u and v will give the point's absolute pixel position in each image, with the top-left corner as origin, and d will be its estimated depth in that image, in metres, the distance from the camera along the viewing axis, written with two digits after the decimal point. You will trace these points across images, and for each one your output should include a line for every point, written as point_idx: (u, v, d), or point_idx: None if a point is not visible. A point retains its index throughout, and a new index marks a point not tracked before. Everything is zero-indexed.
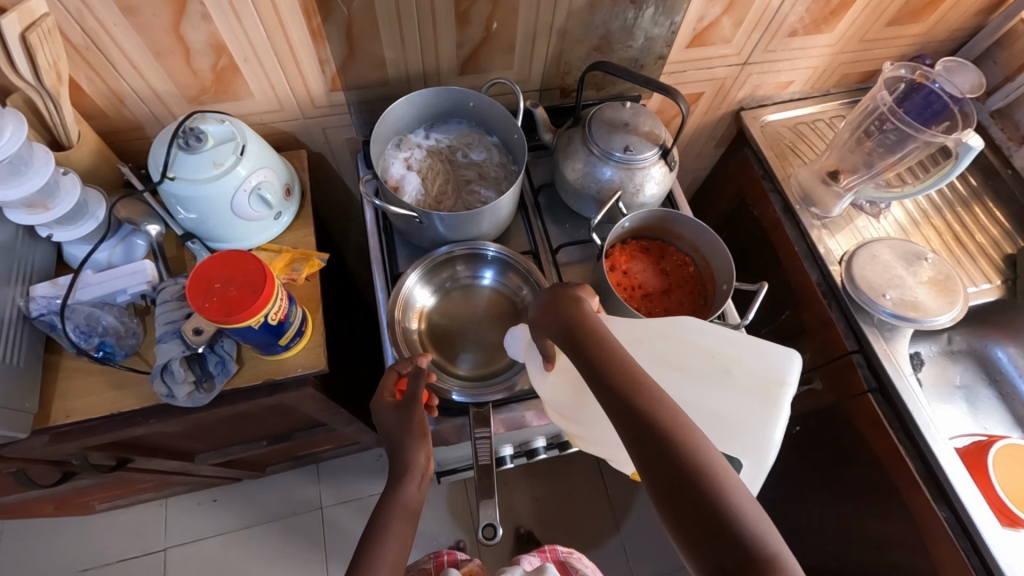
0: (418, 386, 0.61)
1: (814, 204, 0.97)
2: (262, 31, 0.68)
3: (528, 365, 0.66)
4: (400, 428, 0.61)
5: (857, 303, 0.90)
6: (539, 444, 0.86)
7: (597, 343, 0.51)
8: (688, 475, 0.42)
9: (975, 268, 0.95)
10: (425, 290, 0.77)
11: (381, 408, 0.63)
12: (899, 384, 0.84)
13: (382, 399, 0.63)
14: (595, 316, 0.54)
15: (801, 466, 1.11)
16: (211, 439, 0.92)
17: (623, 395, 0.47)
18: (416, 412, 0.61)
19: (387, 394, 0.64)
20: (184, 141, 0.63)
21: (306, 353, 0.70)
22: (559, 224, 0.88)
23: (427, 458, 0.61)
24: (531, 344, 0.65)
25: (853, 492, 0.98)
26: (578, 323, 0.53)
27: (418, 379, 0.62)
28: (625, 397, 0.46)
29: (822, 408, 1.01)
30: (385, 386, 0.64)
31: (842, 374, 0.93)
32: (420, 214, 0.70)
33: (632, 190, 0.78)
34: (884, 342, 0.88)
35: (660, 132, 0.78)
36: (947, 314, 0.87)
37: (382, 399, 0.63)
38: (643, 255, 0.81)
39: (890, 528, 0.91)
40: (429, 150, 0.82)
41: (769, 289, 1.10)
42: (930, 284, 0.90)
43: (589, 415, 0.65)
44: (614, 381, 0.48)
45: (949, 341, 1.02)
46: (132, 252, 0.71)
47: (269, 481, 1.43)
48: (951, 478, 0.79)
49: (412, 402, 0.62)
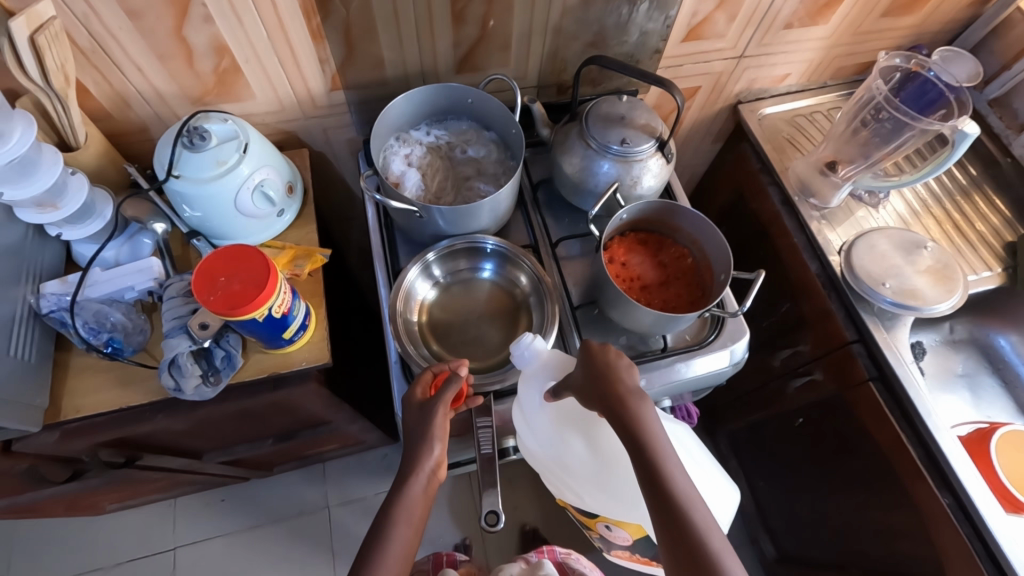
0: (450, 395, 0.62)
1: (812, 195, 0.98)
2: (262, 31, 0.70)
3: (529, 382, 0.66)
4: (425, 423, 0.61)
5: (857, 293, 0.90)
6: None
7: (646, 437, 0.53)
8: (699, 555, 0.48)
9: (976, 256, 0.95)
10: (426, 283, 0.78)
11: (410, 401, 0.63)
12: (901, 372, 0.85)
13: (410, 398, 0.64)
14: (645, 399, 0.56)
15: (806, 458, 1.11)
16: (217, 436, 0.93)
17: (651, 471, 0.52)
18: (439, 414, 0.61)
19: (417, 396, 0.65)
20: (188, 140, 0.65)
21: (309, 347, 0.71)
22: (558, 219, 0.89)
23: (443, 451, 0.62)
24: (542, 366, 0.65)
25: (857, 484, 0.99)
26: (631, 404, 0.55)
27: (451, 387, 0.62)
28: (666, 494, 0.51)
29: (823, 399, 1.01)
30: (420, 382, 0.64)
31: (844, 364, 0.94)
32: (421, 208, 0.71)
33: (631, 183, 0.79)
34: (885, 331, 0.88)
35: (657, 125, 0.79)
36: (946, 302, 0.87)
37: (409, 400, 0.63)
38: (641, 247, 0.81)
39: (896, 519, 0.91)
40: (429, 146, 0.83)
41: (771, 282, 1.10)
42: (929, 273, 0.89)
43: (575, 463, 0.70)
44: (663, 478, 0.51)
45: (951, 331, 1.02)
46: (138, 251, 0.72)
47: (276, 481, 1.44)
48: (955, 467, 0.79)
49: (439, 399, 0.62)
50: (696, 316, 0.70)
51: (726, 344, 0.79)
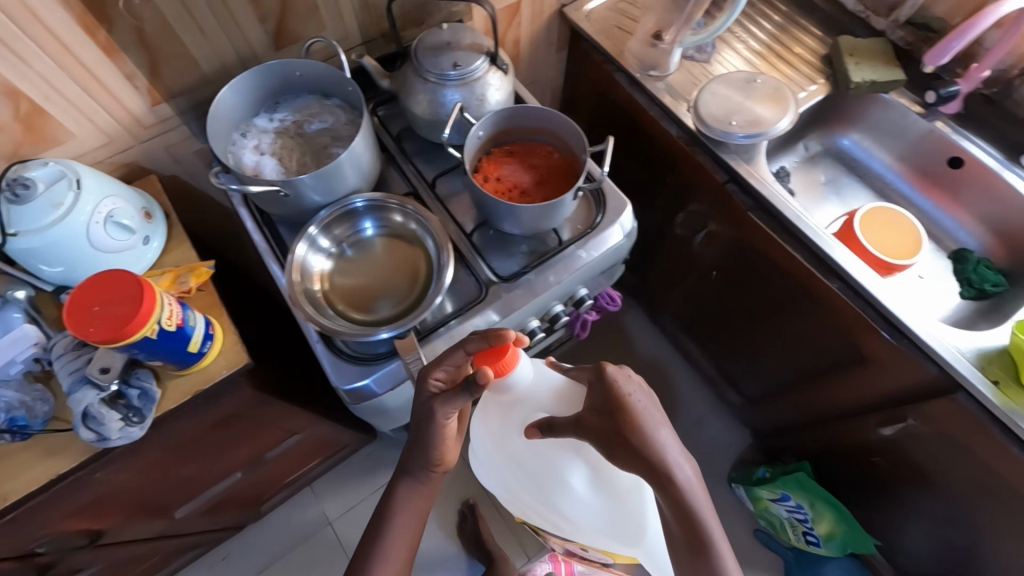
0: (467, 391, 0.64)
1: (652, 67, 1.05)
2: (51, 63, 0.66)
3: (523, 404, 0.71)
4: (432, 424, 0.68)
5: (714, 140, 0.99)
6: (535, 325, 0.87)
7: (663, 463, 0.56)
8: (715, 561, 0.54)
9: (802, 75, 1.05)
10: (320, 255, 0.77)
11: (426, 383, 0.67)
12: (767, 193, 0.95)
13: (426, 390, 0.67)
14: (654, 422, 0.58)
15: (731, 304, 1.22)
16: (180, 486, 0.92)
17: (673, 493, 0.55)
18: (445, 415, 0.66)
19: (433, 378, 0.67)
20: (11, 193, 0.62)
21: (223, 355, 0.71)
22: (430, 160, 0.91)
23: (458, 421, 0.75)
24: (534, 390, 0.70)
25: (774, 307, 1.10)
26: (653, 432, 0.57)
27: (469, 394, 0.63)
28: (683, 510, 0.55)
29: (725, 247, 1.11)
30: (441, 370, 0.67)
31: (727, 206, 1.02)
32: (283, 184, 0.72)
33: (477, 102, 0.82)
34: (746, 164, 0.97)
35: (482, 42, 0.83)
36: (784, 119, 0.97)
37: (422, 389, 0.67)
38: (510, 157, 0.84)
39: (808, 322, 1.03)
40: (277, 131, 0.82)
41: (649, 162, 1.18)
42: (766, 100, 0.99)
43: (553, 488, 0.74)
44: (683, 501, 0.55)
45: (807, 149, 1.14)
46: (8, 325, 0.67)
47: (270, 519, 1.43)
48: (833, 253, 0.90)
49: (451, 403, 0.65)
50: (570, 195, 0.75)
51: (613, 219, 0.85)
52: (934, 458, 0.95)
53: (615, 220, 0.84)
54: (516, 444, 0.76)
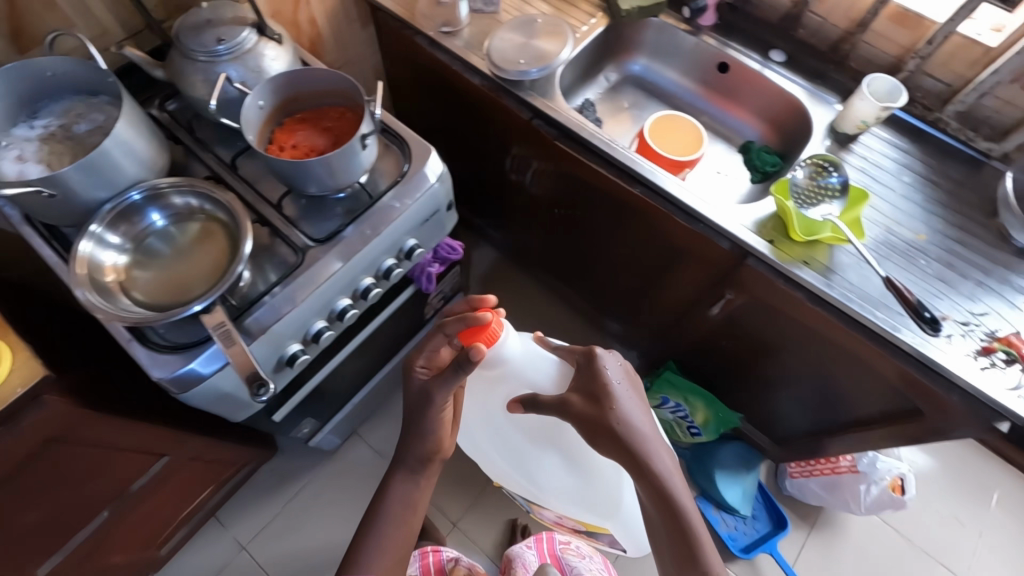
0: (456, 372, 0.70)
1: (443, 24, 1.10)
2: None
3: (512, 381, 0.79)
4: (429, 411, 0.73)
5: (513, 82, 1.05)
6: (368, 282, 0.89)
7: (633, 437, 0.67)
8: (683, 523, 0.66)
9: (581, 11, 1.14)
10: (111, 251, 0.75)
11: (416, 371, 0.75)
12: (565, 120, 1.03)
13: (413, 377, 0.75)
14: (630, 403, 0.70)
15: (577, 236, 1.30)
16: (27, 537, 0.85)
17: (644, 465, 0.66)
18: (439, 400, 0.72)
19: (420, 366, 0.75)
20: None
21: (16, 374, 0.66)
22: (227, 144, 0.90)
23: (456, 411, 0.80)
24: (522, 365, 0.78)
25: (607, 228, 1.19)
26: (625, 415, 0.68)
27: (459, 370, 0.69)
28: (653, 477, 0.66)
29: (555, 182, 1.18)
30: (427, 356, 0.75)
31: (540, 141, 1.09)
32: (45, 183, 0.68)
33: (254, 73, 0.82)
34: (545, 98, 1.05)
35: (245, 15, 0.84)
36: (566, 49, 1.05)
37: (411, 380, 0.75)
38: (303, 124, 0.85)
39: (635, 233, 1.13)
40: (40, 138, 0.77)
41: (472, 118, 1.23)
42: (547, 36, 1.07)
43: (531, 463, 0.87)
44: (653, 470, 0.66)
45: (607, 80, 1.25)
46: None
47: (176, 563, 1.34)
48: (632, 162, 1.00)
49: (444, 383, 0.70)
50: (354, 142, 0.76)
51: (421, 167, 0.88)
52: (763, 328, 1.07)
53: (421, 168, 0.88)
54: (502, 425, 0.86)
